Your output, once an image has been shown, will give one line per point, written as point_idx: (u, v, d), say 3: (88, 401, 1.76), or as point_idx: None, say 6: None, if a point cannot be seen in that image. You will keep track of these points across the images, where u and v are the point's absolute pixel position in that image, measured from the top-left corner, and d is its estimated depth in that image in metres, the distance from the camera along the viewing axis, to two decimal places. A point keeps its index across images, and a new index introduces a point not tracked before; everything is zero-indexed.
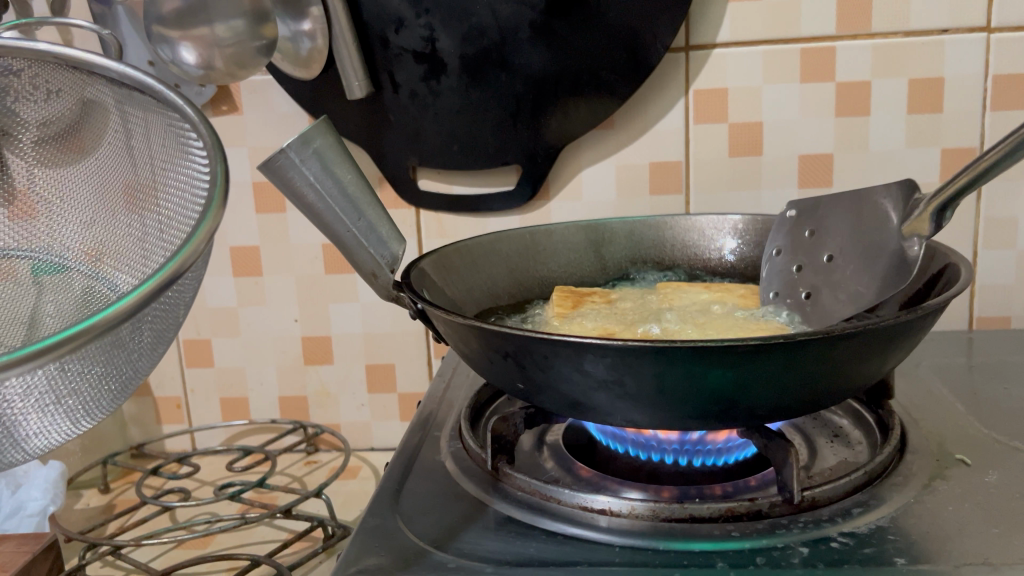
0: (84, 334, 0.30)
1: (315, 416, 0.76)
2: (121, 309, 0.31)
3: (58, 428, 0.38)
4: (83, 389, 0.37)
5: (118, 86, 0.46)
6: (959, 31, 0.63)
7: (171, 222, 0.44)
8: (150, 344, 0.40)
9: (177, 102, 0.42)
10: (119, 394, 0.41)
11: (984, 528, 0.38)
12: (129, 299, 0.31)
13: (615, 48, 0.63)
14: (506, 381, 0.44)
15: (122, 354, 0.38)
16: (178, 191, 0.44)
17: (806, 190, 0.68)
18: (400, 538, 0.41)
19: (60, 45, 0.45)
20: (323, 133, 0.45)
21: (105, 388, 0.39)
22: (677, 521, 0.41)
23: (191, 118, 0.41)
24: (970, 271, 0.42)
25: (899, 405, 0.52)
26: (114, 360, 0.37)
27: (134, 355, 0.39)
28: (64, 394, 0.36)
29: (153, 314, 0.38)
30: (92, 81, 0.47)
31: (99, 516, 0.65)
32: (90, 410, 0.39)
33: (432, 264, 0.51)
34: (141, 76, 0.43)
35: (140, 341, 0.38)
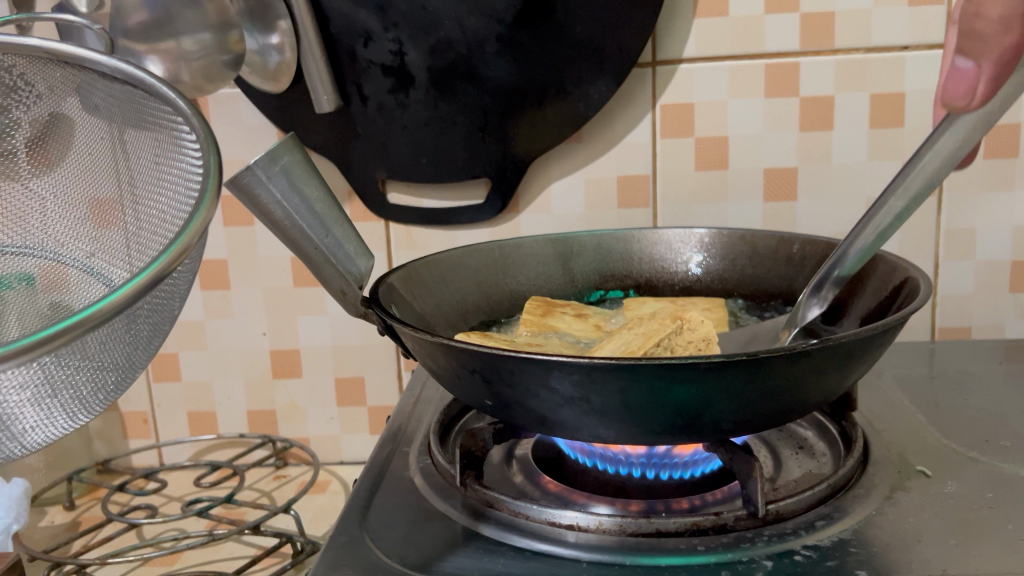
0: (74, 327, 0.29)
1: (283, 430, 0.76)
2: (113, 303, 0.30)
3: (58, 421, 0.38)
4: (80, 381, 0.36)
5: (112, 80, 0.44)
6: (919, 48, 0.65)
7: (165, 219, 0.43)
8: (146, 335, 0.39)
9: (172, 94, 0.40)
10: (117, 387, 0.40)
11: (943, 538, 0.39)
12: (121, 292, 0.31)
13: (582, 63, 0.64)
14: (473, 397, 0.44)
15: (117, 345, 0.37)
16: (176, 185, 0.43)
17: (771, 203, 0.69)
18: (367, 556, 0.41)
19: (51, 40, 0.43)
20: (292, 149, 0.45)
21: (102, 379, 0.38)
22: (644, 536, 0.41)
23: (184, 111, 0.40)
24: (929, 287, 0.43)
25: (863, 416, 0.53)
26: (109, 350, 0.37)
27: (129, 347, 0.38)
28: (60, 387, 0.35)
29: (147, 305, 0.37)
30: (85, 75, 0.45)
31: (64, 534, 0.64)
32: (88, 404, 0.39)
33: (402, 281, 0.51)
34: (132, 71, 0.42)
35: (135, 333, 0.38)
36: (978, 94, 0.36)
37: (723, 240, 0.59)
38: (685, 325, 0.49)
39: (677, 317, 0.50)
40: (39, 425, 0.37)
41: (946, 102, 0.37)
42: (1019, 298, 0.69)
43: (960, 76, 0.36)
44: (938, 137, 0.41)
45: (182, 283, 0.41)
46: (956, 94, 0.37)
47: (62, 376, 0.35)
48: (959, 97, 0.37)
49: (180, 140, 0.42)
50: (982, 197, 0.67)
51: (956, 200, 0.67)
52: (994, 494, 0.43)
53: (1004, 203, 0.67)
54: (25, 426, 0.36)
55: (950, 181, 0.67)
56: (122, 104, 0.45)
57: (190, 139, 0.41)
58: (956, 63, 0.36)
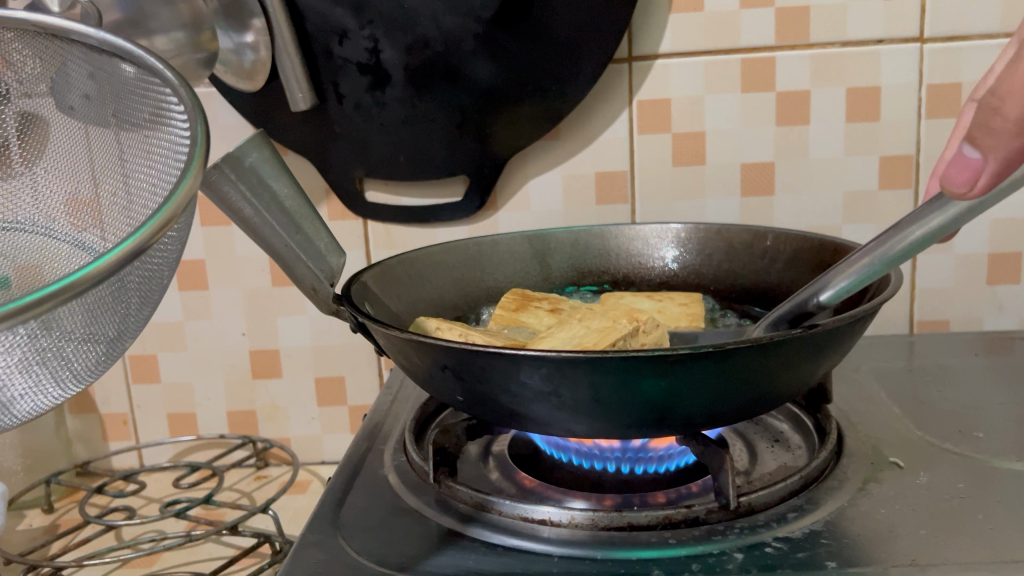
0: (56, 294, 0.29)
1: (264, 431, 0.76)
2: (98, 269, 0.30)
3: (47, 390, 0.37)
4: (72, 348, 0.36)
5: (96, 54, 0.44)
6: (894, 41, 0.65)
7: (154, 185, 0.42)
8: (136, 306, 0.39)
9: (158, 66, 0.40)
10: (107, 357, 0.40)
11: (914, 529, 0.39)
12: (106, 258, 0.30)
13: (558, 60, 0.64)
14: (445, 392, 0.44)
15: (108, 314, 0.37)
16: (161, 153, 0.42)
17: (749, 198, 0.69)
18: (338, 554, 0.40)
19: (41, 14, 0.44)
20: (260, 143, 0.45)
21: (92, 350, 0.38)
22: (617, 529, 0.41)
23: (171, 81, 0.39)
24: (899, 280, 0.43)
25: (838, 409, 0.53)
26: (100, 318, 0.37)
27: (118, 317, 0.38)
28: (48, 354, 0.35)
29: (135, 274, 0.37)
30: (69, 51, 0.45)
31: (42, 538, 0.64)
32: (78, 373, 0.38)
33: (376, 279, 0.51)
34: (119, 42, 0.42)
35: (125, 303, 0.38)
36: (978, 189, 0.31)
37: (697, 233, 0.59)
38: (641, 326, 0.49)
39: (632, 317, 0.50)
40: (30, 392, 0.36)
41: (946, 185, 0.32)
42: (996, 291, 0.69)
43: (963, 162, 0.31)
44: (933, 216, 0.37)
45: (173, 255, 0.41)
46: (957, 181, 0.31)
47: (51, 343, 0.35)
48: (961, 187, 0.31)
49: (165, 108, 0.42)
50: None
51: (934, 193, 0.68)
52: (965, 484, 0.43)
53: None
54: (15, 393, 0.36)
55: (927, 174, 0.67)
56: (104, 77, 0.45)
57: (175, 108, 0.40)
58: (962, 149, 0.31)
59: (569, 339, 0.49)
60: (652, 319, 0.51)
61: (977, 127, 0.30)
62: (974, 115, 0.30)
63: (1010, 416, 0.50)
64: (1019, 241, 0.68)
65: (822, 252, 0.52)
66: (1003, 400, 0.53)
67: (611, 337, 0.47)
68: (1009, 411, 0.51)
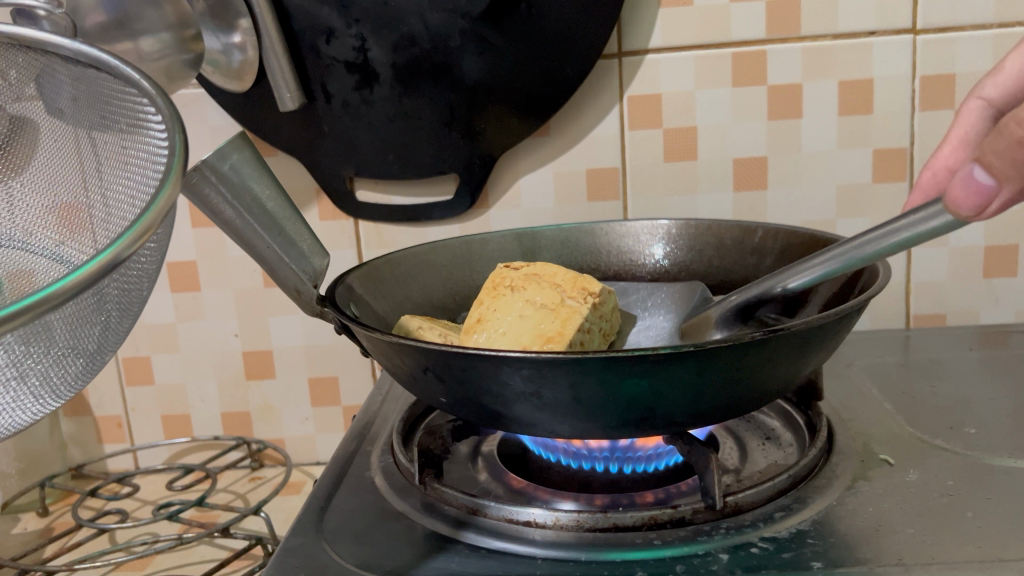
0: (29, 309, 0.27)
1: (258, 432, 0.75)
2: (75, 280, 0.29)
3: (27, 405, 0.37)
4: (48, 362, 0.36)
5: (72, 66, 0.43)
6: (886, 33, 0.64)
7: (131, 200, 0.42)
8: (116, 316, 0.38)
9: (134, 76, 0.39)
10: (89, 369, 0.39)
11: (900, 528, 0.39)
12: (82, 271, 0.29)
13: (546, 56, 0.63)
14: (429, 394, 0.43)
15: (86, 327, 0.36)
16: (138, 163, 0.41)
17: (741, 193, 0.68)
18: (321, 558, 0.40)
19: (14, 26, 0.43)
20: (241, 147, 0.44)
21: (73, 362, 0.37)
22: (602, 531, 0.41)
23: (148, 92, 0.39)
24: (887, 274, 0.43)
25: (829, 405, 0.53)
26: (78, 332, 0.36)
27: (98, 328, 0.37)
28: (23, 369, 0.35)
29: (112, 285, 0.36)
30: (49, 64, 0.45)
31: (36, 541, 0.64)
32: (59, 386, 0.38)
33: (361, 279, 0.51)
34: (95, 54, 0.41)
35: (104, 315, 0.37)
36: (988, 210, 0.33)
37: (687, 229, 0.59)
38: (594, 300, 0.49)
39: (585, 290, 0.49)
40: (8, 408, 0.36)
41: (949, 204, 0.34)
42: (992, 283, 0.69)
43: (972, 185, 0.33)
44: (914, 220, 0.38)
45: (155, 259, 0.40)
46: (965, 203, 0.33)
47: (27, 357, 0.34)
48: (967, 207, 0.33)
49: (142, 118, 0.41)
50: None
51: None
52: (954, 482, 0.42)
53: None
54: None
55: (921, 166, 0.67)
56: (82, 88, 0.44)
57: (151, 118, 0.40)
58: (972, 172, 0.33)
59: (526, 323, 0.47)
60: (603, 291, 0.50)
61: (988, 156, 0.31)
62: (986, 142, 0.32)
63: (1002, 411, 0.50)
64: (1016, 234, 0.67)
65: (812, 248, 0.52)
66: (995, 394, 0.52)
67: (573, 325, 0.47)
68: (1001, 406, 0.51)
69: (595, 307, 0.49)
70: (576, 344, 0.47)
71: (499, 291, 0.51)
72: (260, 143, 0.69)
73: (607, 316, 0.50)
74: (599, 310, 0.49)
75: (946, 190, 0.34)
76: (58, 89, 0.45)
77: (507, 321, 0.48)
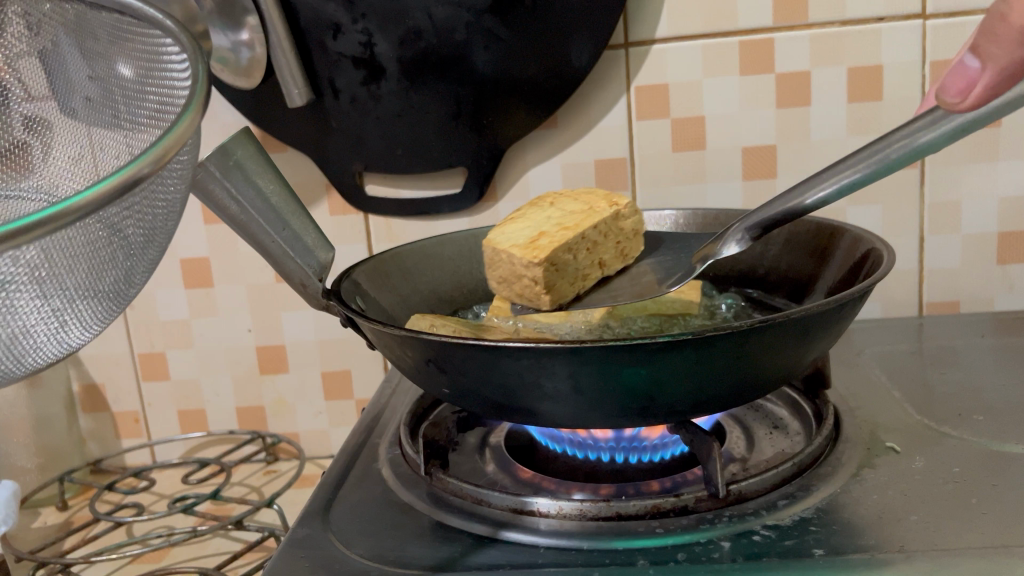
0: (47, 221, 0.26)
1: (272, 426, 0.76)
2: (104, 191, 0.28)
3: (46, 343, 0.34)
4: (70, 292, 0.33)
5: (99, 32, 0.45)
6: (894, 19, 0.64)
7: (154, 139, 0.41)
8: (140, 248, 0.36)
9: (160, 15, 0.40)
10: (108, 305, 0.37)
11: (904, 515, 0.39)
12: (108, 182, 0.28)
13: (552, 47, 0.63)
14: (432, 386, 0.44)
15: (109, 254, 0.34)
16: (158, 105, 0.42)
17: (750, 182, 0.68)
18: (327, 548, 0.41)
19: None
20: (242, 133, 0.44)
21: (108, 298, 0.36)
22: (605, 520, 0.41)
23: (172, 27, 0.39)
24: (892, 257, 0.43)
25: (837, 394, 0.52)
26: (101, 257, 0.33)
27: (132, 262, 0.36)
28: (44, 298, 0.32)
29: (146, 215, 0.35)
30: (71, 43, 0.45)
31: (55, 534, 0.65)
32: (80, 320, 0.35)
33: (368, 272, 0.52)
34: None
35: (139, 251, 0.36)
36: (972, 98, 0.32)
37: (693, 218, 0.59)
38: (619, 213, 0.52)
39: (613, 202, 0.52)
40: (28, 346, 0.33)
41: (939, 95, 0.33)
42: (1007, 270, 0.68)
43: (962, 72, 0.32)
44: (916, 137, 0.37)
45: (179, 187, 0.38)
46: (952, 90, 0.33)
47: (50, 281, 0.32)
48: (953, 96, 0.33)
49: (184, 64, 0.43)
50: (966, 168, 0.66)
51: (940, 173, 0.66)
52: (960, 468, 0.42)
53: (986, 174, 0.66)
54: (12, 346, 0.32)
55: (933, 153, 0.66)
56: (105, 57, 0.45)
57: (175, 55, 0.40)
58: (964, 59, 0.32)
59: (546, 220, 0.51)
60: (633, 208, 0.53)
61: (983, 35, 0.31)
62: (984, 21, 0.31)
63: (1012, 398, 0.49)
64: None
65: (819, 236, 0.52)
66: (1006, 381, 0.52)
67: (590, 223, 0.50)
68: (1013, 392, 0.50)
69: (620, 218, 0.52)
70: (590, 240, 0.50)
71: (542, 203, 0.55)
72: (270, 139, 0.70)
73: (630, 235, 0.53)
74: (622, 223, 0.52)
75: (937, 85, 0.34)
76: (76, 70, 0.46)
77: (536, 220, 0.52)
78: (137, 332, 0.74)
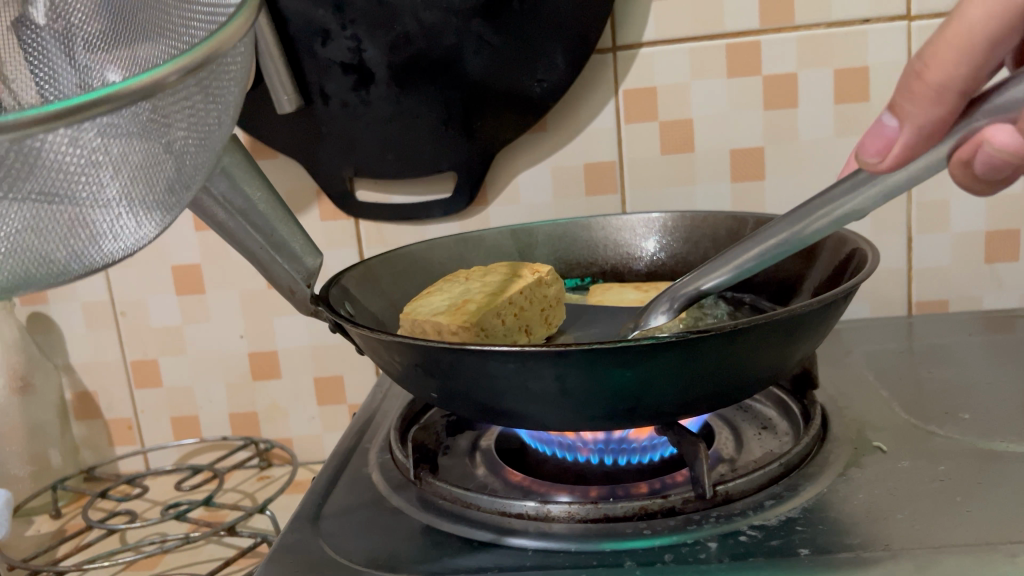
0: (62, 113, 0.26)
1: (266, 432, 0.76)
2: (150, 80, 0.27)
3: (86, 248, 0.33)
4: (113, 202, 0.32)
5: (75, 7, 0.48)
6: (881, 20, 0.64)
7: None
8: (199, 154, 0.35)
9: None
10: (161, 218, 0.35)
11: (890, 513, 0.39)
12: (155, 72, 0.28)
13: (541, 51, 0.63)
14: (420, 390, 0.44)
15: (158, 168, 0.32)
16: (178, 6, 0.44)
17: (739, 184, 0.68)
18: (316, 553, 0.41)
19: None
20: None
21: (169, 202, 0.35)
22: (593, 521, 0.41)
23: None
24: (878, 256, 0.43)
25: (825, 393, 0.53)
26: (147, 171, 0.32)
27: (196, 163, 0.35)
28: (85, 205, 0.31)
29: (206, 116, 0.34)
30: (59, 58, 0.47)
31: (49, 542, 0.64)
32: (139, 223, 0.34)
33: (356, 277, 0.52)
34: None
35: (201, 152, 0.35)
36: (891, 158, 0.33)
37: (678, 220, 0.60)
38: (541, 279, 0.53)
39: (535, 270, 0.54)
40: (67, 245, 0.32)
41: (857, 155, 0.34)
42: (995, 268, 0.68)
43: (880, 132, 0.33)
44: (848, 199, 0.37)
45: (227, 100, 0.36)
46: (871, 150, 0.33)
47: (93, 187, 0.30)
48: (874, 155, 0.33)
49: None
50: None
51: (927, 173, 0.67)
52: (946, 466, 0.42)
53: None
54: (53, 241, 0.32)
55: None
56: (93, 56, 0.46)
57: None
58: (881, 120, 0.33)
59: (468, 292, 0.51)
60: (553, 275, 0.55)
61: (898, 97, 0.32)
62: (897, 85, 0.32)
63: (999, 395, 0.50)
64: (1017, 218, 0.67)
65: None
66: (993, 378, 0.52)
67: (515, 289, 0.51)
68: (999, 389, 0.50)
69: (543, 286, 0.54)
70: (515, 305, 0.50)
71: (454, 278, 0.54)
72: (261, 145, 0.70)
73: (552, 304, 0.55)
74: (544, 291, 0.54)
75: (857, 147, 0.35)
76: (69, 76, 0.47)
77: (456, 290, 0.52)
78: (129, 338, 0.74)
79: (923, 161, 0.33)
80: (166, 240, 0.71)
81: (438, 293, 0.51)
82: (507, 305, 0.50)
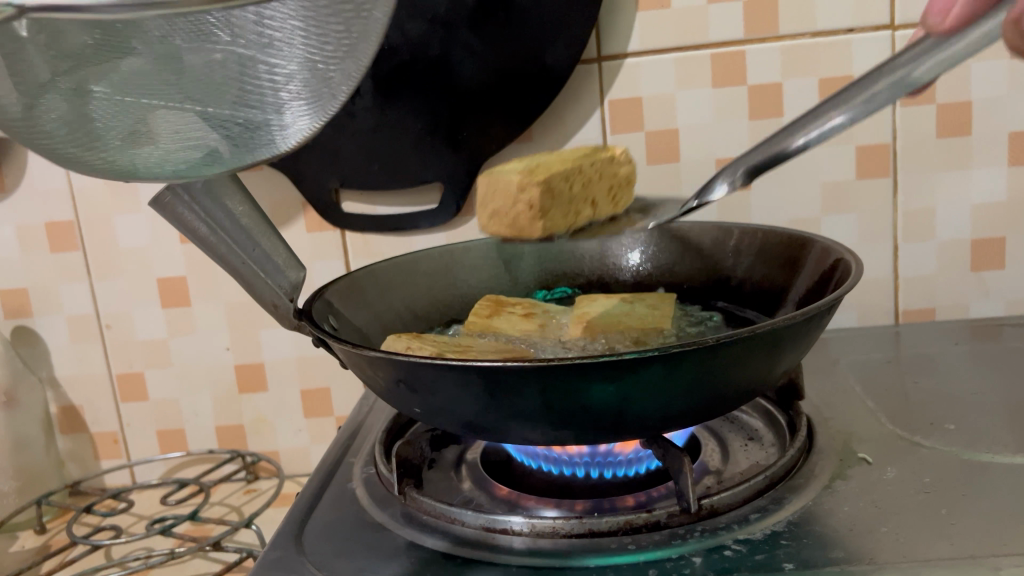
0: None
1: (252, 444, 0.76)
2: None
3: (265, 106, 0.33)
4: (317, 57, 0.34)
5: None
6: (864, 29, 0.64)
7: None
8: None
9: None
10: None
11: (874, 527, 0.39)
12: None
13: (526, 62, 0.63)
14: (403, 405, 0.43)
15: (330, 26, 0.33)
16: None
17: (725, 193, 0.68)
18: (298, 571, 0.40)
19: None
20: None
21: None
22: (578, 537, 0.41)
23: None
24: (862, 266, 0.43)
25: (811, 404, 0.53)
26: (313, 27, 0.32)
27: None
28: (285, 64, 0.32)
29: None
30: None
31: (33, 557, 0.64)
32: None
33: (340, 291, 0.52)
34: None
35: None
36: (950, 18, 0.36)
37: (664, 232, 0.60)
38: (613, 158, 0.50)
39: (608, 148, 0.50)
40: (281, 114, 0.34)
41: (924, 21, 0.38)
42: (980, 276, 0.68)
43: None
44: (916, 66, 0.37)
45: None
46: (936, 13, 0.37)
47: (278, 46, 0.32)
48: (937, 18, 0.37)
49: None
50: (938, 175, 0.66)
51: (912, 181, 0.67)
52: (931, 478, 0.42)
53: (957, 182, 0.67)
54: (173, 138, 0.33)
55: (905, 161, 0.66)
56: None
57: None
58: None
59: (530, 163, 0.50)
60: (625, 155, 0.50)
61: None
62: None
63: (984, 406, 0.50)
64: (1002, 226, 0.67)
65: (790, 245, 0.52)
66: (978, 388, 0.52)
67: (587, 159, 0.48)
68: (985, 399, 0.50)
69: (615, 166, 0.50)
70: (584, 170, 0.48)
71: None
72: None
73: (623, 183, 0.50)
74: (617, 170, 0.50)
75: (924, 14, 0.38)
76: None
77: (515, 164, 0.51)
78: (115, 351, 0.73)
79: (987, 26, 0.35)
80: (151, 252, 0.71)
81: (502, 168, 0.48)
82: (580, 167, 0.47)
